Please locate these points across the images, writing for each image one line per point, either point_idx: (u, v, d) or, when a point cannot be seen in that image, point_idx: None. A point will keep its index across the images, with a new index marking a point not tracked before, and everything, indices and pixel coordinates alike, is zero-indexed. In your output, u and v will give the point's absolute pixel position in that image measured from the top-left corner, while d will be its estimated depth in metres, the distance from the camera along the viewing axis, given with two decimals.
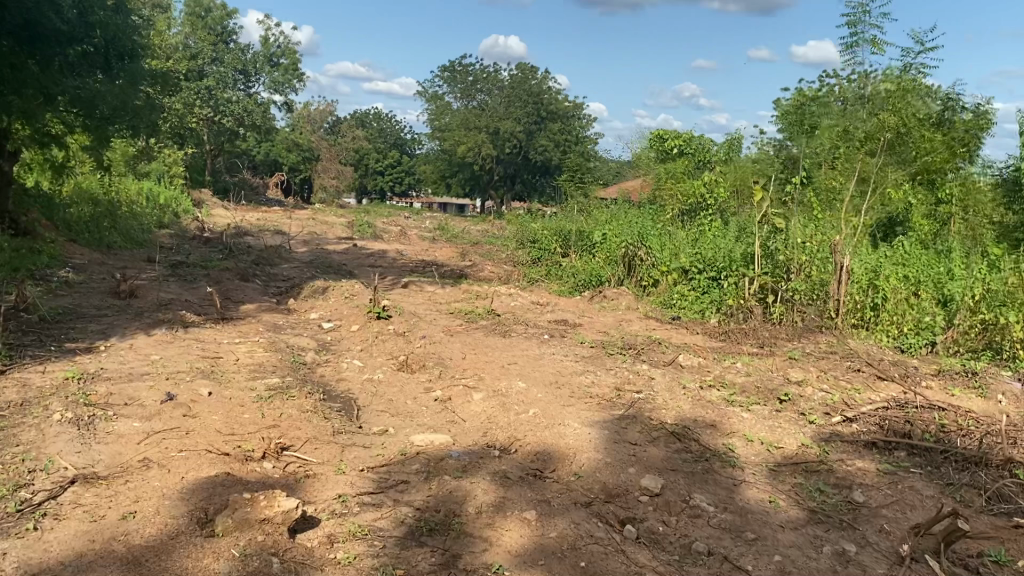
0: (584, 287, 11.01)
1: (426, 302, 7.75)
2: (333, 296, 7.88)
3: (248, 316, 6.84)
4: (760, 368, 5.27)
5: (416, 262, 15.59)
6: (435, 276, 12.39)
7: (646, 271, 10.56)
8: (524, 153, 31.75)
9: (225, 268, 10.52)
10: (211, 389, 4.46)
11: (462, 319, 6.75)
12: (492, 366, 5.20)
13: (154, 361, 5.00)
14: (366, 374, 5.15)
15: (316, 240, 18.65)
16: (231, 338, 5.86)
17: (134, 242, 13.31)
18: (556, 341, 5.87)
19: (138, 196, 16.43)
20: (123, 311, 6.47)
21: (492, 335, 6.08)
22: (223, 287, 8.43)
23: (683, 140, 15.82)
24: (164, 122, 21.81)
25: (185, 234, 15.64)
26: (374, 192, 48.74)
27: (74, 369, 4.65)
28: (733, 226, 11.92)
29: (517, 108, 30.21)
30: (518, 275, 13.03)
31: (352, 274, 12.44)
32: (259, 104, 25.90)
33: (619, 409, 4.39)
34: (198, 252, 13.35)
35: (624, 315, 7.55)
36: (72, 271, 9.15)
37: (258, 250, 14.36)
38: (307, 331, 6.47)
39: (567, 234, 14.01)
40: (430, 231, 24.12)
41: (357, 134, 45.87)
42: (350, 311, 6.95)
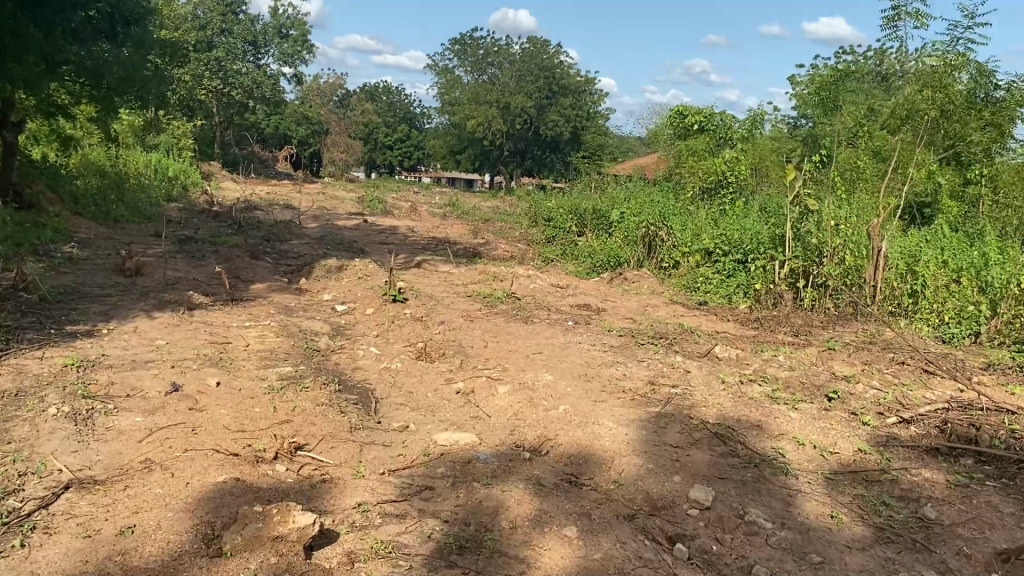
0: (602, 268, 10.63)
1: (443, 284, 7.42)
2: (346, 276, 7.58)
3: (258, 297, 6.55)
4: (801, 361, 4.95)
5: (428, 239, 15.27)
6: (448, 255, 12.07)
7: (667, 252, 10.21)
8: (535, 129, 31.26)
9: (234, 244, 10.25)
10: (219, 380, 4.18)
11: (481, 303, 6.43)
12: (516, 355, 4.88)
13: (159, 347, 4.72)
14: (383, 363, 4.84)
15: (326, 215, 18.36)
16: (240, 321, 5.57)
17: (141, 216, 13.04)
18: (582, 328, 5.54)
19: (146, 169, 16.14)
20: (128, 291, 6.20)
21: (514, 320, 5.76)
22: (232, 266, 8.14)
23: (704, 116, 15.38)
24: (173, 94, 21.48)
25: (194, 208, 15.35)
26: (383, 166, 48.31)
27: (74, 356, 4.38)
28: (757, 207, 11.53)
29: (529, 83, 29.69)
30: (533, 254, 12.69)
31: (364, 251, 12.14)
32: (269, 76, 25.50)
33: (656, 406, 4.08)
34: (207, 227, 13.06)
35: (650, 300, 7.22)
36: (77, 246, 8.88)
37: (268, 225, 14.09)
38: (319, 313, 6.16)
39: (583, 212, 13.60)
40: (441, 207, 23.75)
41: (367, 107, 45.39)
42: (364, 294, 6.65)
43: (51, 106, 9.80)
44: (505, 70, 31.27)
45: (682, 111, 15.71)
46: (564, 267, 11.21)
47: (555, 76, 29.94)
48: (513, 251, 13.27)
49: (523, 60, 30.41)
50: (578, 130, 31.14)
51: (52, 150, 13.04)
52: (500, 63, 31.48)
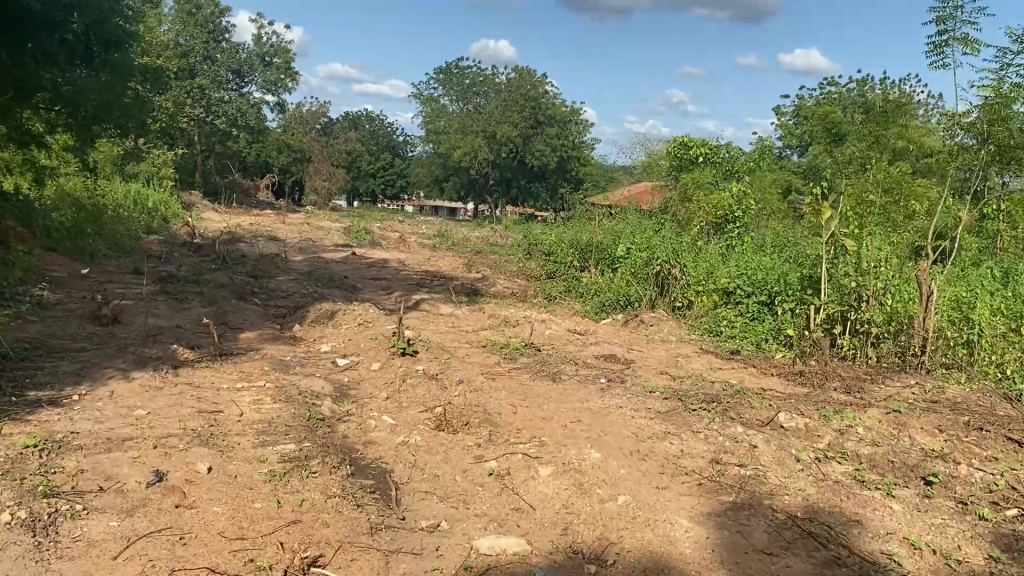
0: (612, 308, 10.00)
1: (451, 331, 6.79)
2: (344, 323, 6.93)
3: (249, 349, 5.88)
4: (875, 429, 4.36)
5: (422, 273, 14.64)
6: (445, 293, 11.45)
7: (681, 292, 9.62)
8: (520, 158, 30.80)
9: (219, 282, 9.58)
10: (210, 464, 3.53)
11: (499, 356, 5.80)
12: (552, 425, 4.26)
13: (139, 419, 4.05)
14: (400, 435, 4.20)
15: (312, 247, 17.73)
16: (232, 382, 4.91)
17: (120, 251, 12.34)
18: (619, 388, 4.93)
19: (125, 200, 15.45)
20: (104, 345, 5.52)
21: (541, 378, 5.15)
22: (220, 310, 7.47)
23: (709, 148, 14.93)
24: (155, 122, 20.82)
25: (175, 241, 14.64)
26: (366, 195, 47.74)
27: (37, 435, 3.70)
28: (774, 245, 10.98)
29: (515, 112, 29.22)
30: (534, 291, 12.10)
31: (356, 288, 11.52)
32: (252, 104, 24.86)
33: (730, 494, 3.47)
34: (190, 263, 12.38)
35: (677, 348, 6.61)
36: (49, 289, 8.18)
37: (254, 260, 13.43)
38: (319, 369, 5.50)
39: (585, 246, 12.99)
40: (430, 238, 23.16)
41: (351, 136, 44.81)
42: (368, 345, 6.01)
43: (23, 136, 9.13)
44: (491, 99, 30.88)
45: (684, 142, 15.25)
46: (570, 305, 10.60)
47: (541, 106, 29.51)
48: (512, 287, 12.67)
49: (507, 89, 30.02)
50: (564, 160, 30.73)
51: (25, 181, 12.33)
52: (486, 93, 31.23)
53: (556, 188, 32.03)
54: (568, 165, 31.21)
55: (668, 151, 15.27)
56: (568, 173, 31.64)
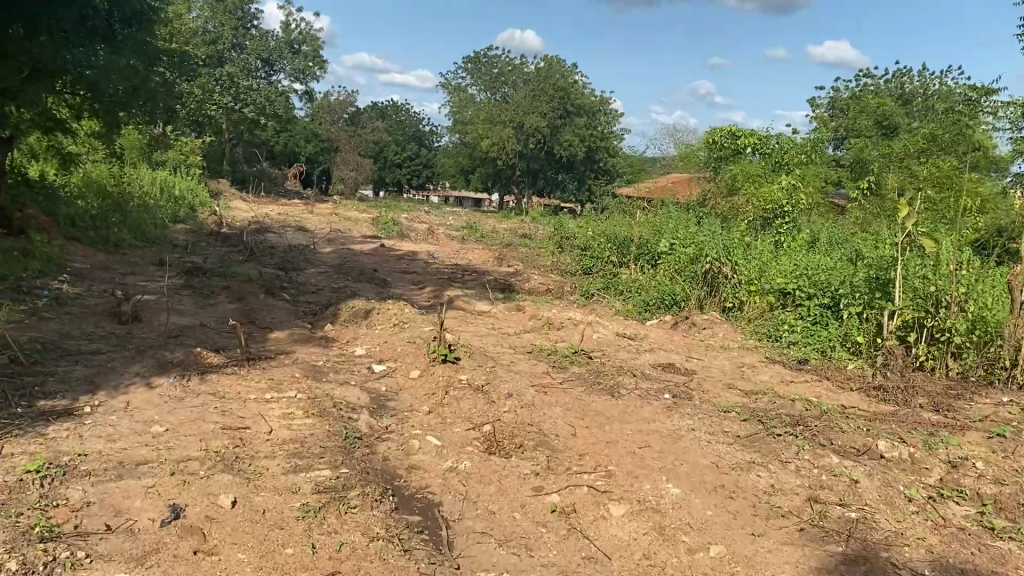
0: (658, 308, 9.47)
1: (492, 334, 6.30)
2: (378, 324, 6.46)
3: (278, 352, 5.42)
4: (989, 461, 3.82)
5: (452, 267, 14.16)
6: (478, 289, 10.96)
7: (732, 292, 9.08)
8: (548, 149, 30.20)
9: (244, 276, 9.16)
10: (235, 497, 3.07)
11: (548, 365, 5.29)
12: (618, 452, 3.75)
13: (156, 438, 3.60)
14: (448, 458, 3.71)
15: (340, 238, 17.34)
16: (260, 392, 4.45)
17: (145, 240, 11.99)
18: (689, 407, 4.41)
19: (151, 188, 15.12)
20: (123, 346, 5.09)
21: (598, 393, 4.63)
22: (246, 307, 7.03)
23: (757, 138, 14.32)
24: (182, 109, 20.52)
25: (201, 230, 14.28)
26: (392, 185, 47.36)
27: (41, 458, 3.26)
28: (830, 247, 10.41)
29: (543, 102, 28.64)
30: (571, 287, 11.59)
31: (386, 282, 11.08)
32: (281, 92, 24.45)
33: (839, 544, 2.96)
34: (216, 254, 12.00)
35: (740, 356, 6.08)
36: (69, 282, 7.80)
37: (282, 251, 13.03)
38: (353, 377, 5.02)
39: (624, 242, 12.44)
40: (458, 230, 22.69)
41: (377, 125, 44.43)
42: (405, 349, 5.54)
43: (46, 121, 8.77)
44: (520, 89, 30.33)
45: (728, 133, 14.64)
46: (611, 304, 10.09)
47: (570, 96, 28.91)
48: (547, 283, 12.16)
49: (535, 79, 29.47)
50: (592, 151, 30.12)
51: (51, 168, 12.01)
52: (513, 83, 30.73)
53: (584, 179, 31.45)
54: (596, 156, 30.60)
55: (712, 141, 14.66)
56: (596, 164, 31.04)
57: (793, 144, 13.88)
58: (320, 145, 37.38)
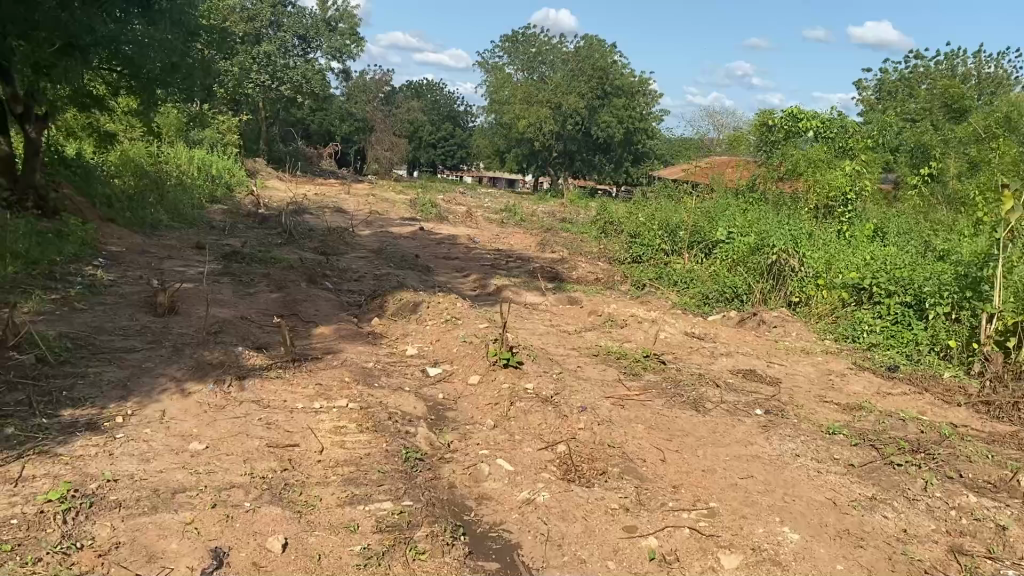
0: (717, 301, 8.94)
1: (551, 332, 5.83)
2: (428, 319, 6.02)
3: (324, 351, 4.99)
4: None
5: (494, 253, 13.69)
6: (525, 278, 10.48)
7: (798, 286, 8.54)
8: (586, 130, 29.46)
9: (284, 262, 8.77)
10: (285, 538, 2.63)
11: (618, 372, 4.80)
12: (717, 485, 3.27)
13: (194, 459, 3.18)
14: (523, 486, 3.24)
15: (378, 220, 16.92)
16: (306, 401, 4.02)
17: (182, 221, 11.67)
18: (788, 427, 3.92)
19: (189, 166, 14.80)
20: (158, 344, 4.70)
21: (682, 408, 4.14)
22: (289, 297, 6.63)
23: (821, 121, 13.60)
24: (220, 87, 20.22)
25: (238, 211, 13.95)
26: (427, 165, 46.85)
27: (65, 484, 2.85)
28: (901, 242, 9.81)
29: (582, 82, 27.95)
30: (620, 276, 11.09)
31: (428, 269, 10.63)
32: (319, 70, 24.04)
33: None
34: (254, 236, 11.64)
35: (826, 362, 5.55)
36: (105, 267, 7.46)
37: (320, 234, 12.64)
38: (406, 382, 4.58)
39: (676, 230, 11.89)
40: (496, 212, 22.18)
41: (412, 104, 43.92)
42: (461, 349, 5.08)
43: (83, 98, 8.44)
44: (559, 69, 29.61)
45: (791, 117, 13.93)
46: (665, 297, 9.57)
47: (609, 76, 28.18)
48: (595, 271, 11.64)
49: (574, 59, 28.78)
50: (630, 132, 29.40)
51: (88, 146, 11.73)
52: (552, 62, 30.03)
53: (622, 161, 30.76)
54: (635, 138, 29.88)
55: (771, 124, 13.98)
56: (634, 146, 30.32)
57: (858, 128, 13.16)
58: (354, 124, 36.99)
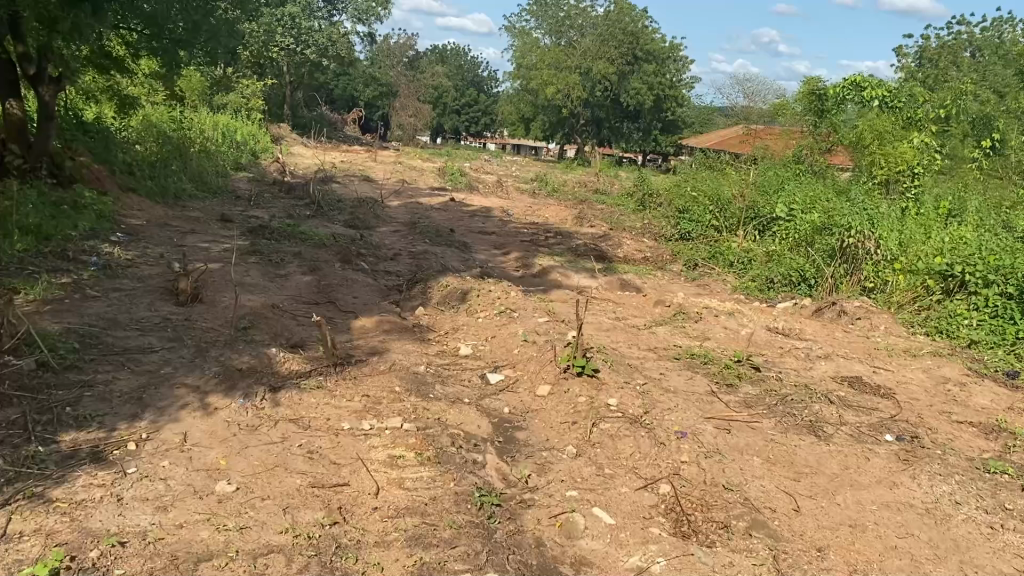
0: (782, 285, 8.25)
1: (618, 327, 5.16)
2: (480, 309, 5.36)
3: (368, 350, 4.36)
4: None
5: (529, 226, 12.98)
6: (569, 256, 9.78)
7: (873, 271, 7.83)
8: (615, 96, 28.47)
9: (315, 238, 8.14)
10: None
11: (709, 383, 4.14)
12: (874, 548, 2.62)
13: (220, 509, 2.56)
14: (628, 548, 2.59)
15: (406, 190, 16.23)
16: (354, 419, 3.38)
17: (206, 190, 11.09)
18: (933, 461, 3.25)
19: (213, 131, 14.17)
20: (179, 341, 4.08)
21: (798, 434, 3.47)
22: (323, 282, 5.99)
23: (889, 90, 12.68)
24: (243, 50, 19.48)
25: (263, 180, 13.31)
26: (451, 132, 45.83)
27: (58, 550, 2.25)
28: (981, 222, 9.04)
29: (612, 47, 26.95)
30: (670, 255, 10.41)
31: (465, 246, 9.97)
32: (344, 33, 23.22)
33: None
34: (280, 207, 11.01)
35: (939, 367, 4.85)
36: (123, 243, 6.87)
37: (349, 204, 12.00)
38: (465, 392, 3.94)
39: (729, 205, 11.16)
40: (526, 182, 21.39)
41: (436, 68, 42.86)
42: (524, 350, 4.43)
43: (101, 58, 7.81)
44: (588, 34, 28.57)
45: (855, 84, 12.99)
46: (724, 281, 8.90)
47: (640, 40, 27.17)
48: (642, 248, 10.94)
49: (603, 23, 27.69)
50: (659, 100, 28.37)
51: (107, 110, 11.10)
52: (581, 26, 28.96)
53: (651, 129, 29.73)
54: (665, 105, 28.85)
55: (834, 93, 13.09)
56: (664, 113, 29.29)
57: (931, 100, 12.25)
58: (378, 89, 36.10)
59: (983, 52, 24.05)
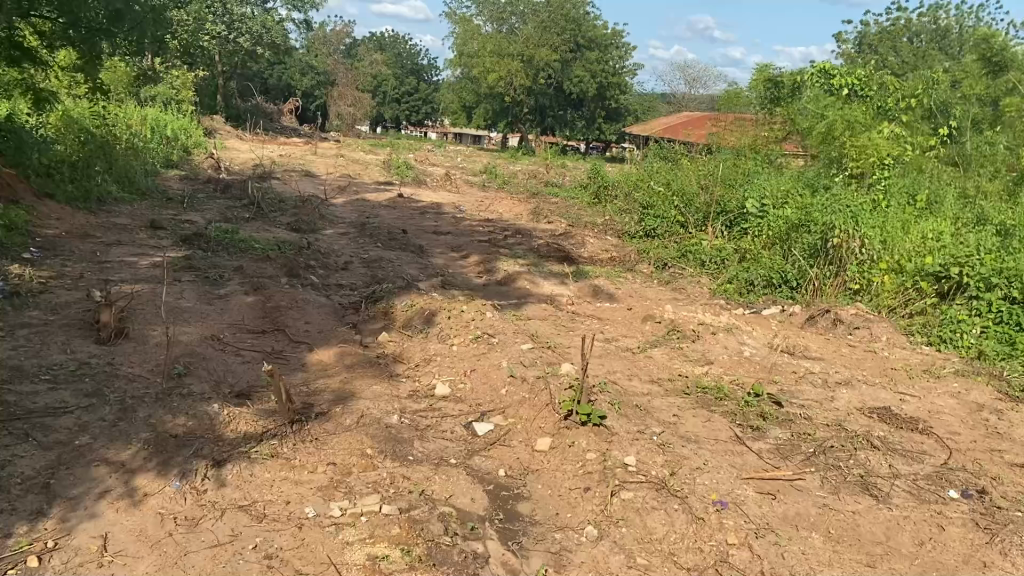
0: (763, 288, 7.76)
1: (612, 352, 4.58)
2: (454, 334, 4.73)
3: (331, 395, 3.70)
4: None
5: (485, 224, 12.33)
6: (533, 258, 9.17)
7: (858, 271, 7.33)
8: (557, 84, 27.90)
9: (257, 247, 7.38)
10: None
11: (730, 425, 3.58)
12: None
13: None
14: None
15: (351, 186, 15.43)
16: (321, 502, 2.74)
17: (136, 192, 10.19)
18: (1020, 530, 2.75)
19: (141, 126, 13.16)
20: (97, 397, 3.36)
21: (852, 496, 2.94)
22: (270, 303, 5.28)
23: (856, 77, 12.34)
24: (172, 39, 18.31)
25: (198, 178, 12.37)
26: (391, 121, 44.69)
27: None
28: (959, 218, 8.71)
29: (554, 35, 26.31)
30: (637, 254, 9.88)
31: (421, 249, 9.29)
32: (279, 21, 22.13)
33: None
34: (217, 210, 10.16)
35: (966, 391, 4.39)
36: (39, 261, 6.05)
37: (292, 204, 11.19)
38: (450, 449, 3.32)
39: (694, 200, 10.63)
40: (474, 174, 20.68)
41: (374, 56, 41.66)
42: (512, 389, 3.81)
43: (9, 49, 6.90)
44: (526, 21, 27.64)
45: (826, 71, 12.61)
46: (699, 283, 8.39)
47: (581, 27, 26.85)
48: (606, 247, 10.40)
49: (544, 9, 26.91)
50: (603, 88, 27.90)
51: (22, 106, 10.09)
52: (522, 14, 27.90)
53: (594, 117, 29.20)
54: (608, 94, 28.42)
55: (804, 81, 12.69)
56: (607, 102, 28.82)
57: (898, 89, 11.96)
58: (315, 78, 34.82)
59: (921, 38, 23.87)
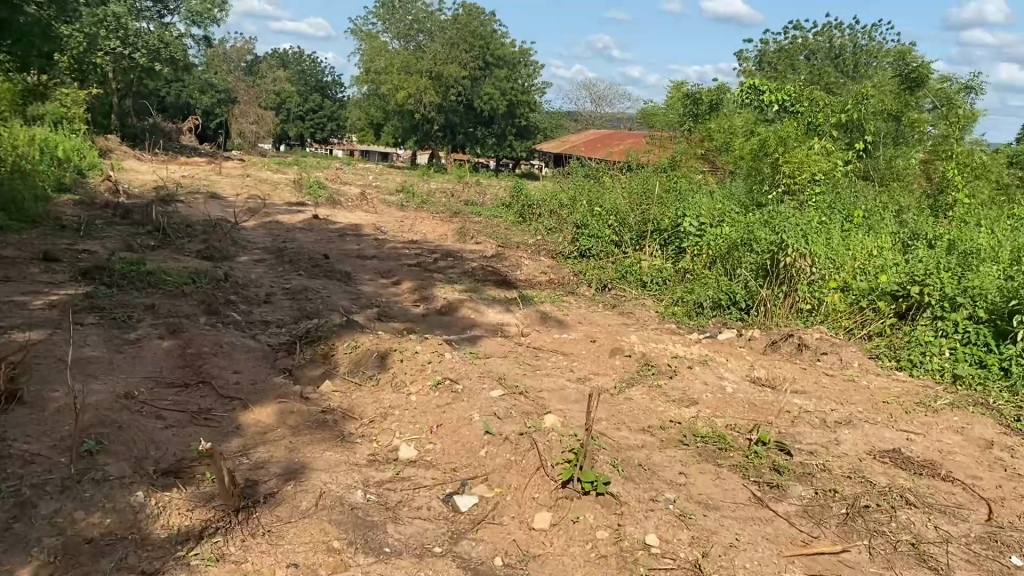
0: (712, 310, 7.39)
1: (589, 396, 4.09)
2: (410, 380, 4.17)
3: (279, 468, 3.10)
4: None
5: (410, 246, 11.73)
6: (469, 283, 8.66)
7: (809, 290, 7.05)
8: (467, 102, 27.14)
9: (168, 280, 6.61)
10: None
11: (745, 483, 3.15)
12: None
13: None
14: None
15: (262, 208, 14.55)
16: None
17: (25, 220, 9.17)
18: None
19: (28, 148, 12.02)
20: None
21: (911, 571, 2.56)
22: (191, 347, 4.59)
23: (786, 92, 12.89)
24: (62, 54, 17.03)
25: (94, 202, 11.35)
26: (295, 139, 43.32)
27: None
28: (896, 232, 8.64)
29: (462, 52, 25.83)
30: (575, 275, 9.47)
31: (348, 277, 8.63)
32: (177, 36, 20.99)
33: None
34: (119, 238, 9.25)
35: (967, 426, 4.09)
36: None
37: (201, 228, 10.33)
38: (433, 531, 2.77)
39: (628, 219, 10.25)
40: (390, 194, 19.96)
41: (276, 73, 40.32)
42: (492, 450, 3.28)
43: None
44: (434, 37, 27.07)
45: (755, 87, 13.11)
46: (645, 306, 7.99)
47: (490, 44, 26.23)
48: (542, 269, 9.95)
49: (452, 26, 26.43)
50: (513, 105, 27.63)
51: None
52: (429, 30, 27.32)
53: (505, 134, 28.90)
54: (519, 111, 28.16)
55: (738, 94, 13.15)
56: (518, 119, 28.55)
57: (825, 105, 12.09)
58: (215, 96, 33.36)
59: (818, 56, 24.39)
